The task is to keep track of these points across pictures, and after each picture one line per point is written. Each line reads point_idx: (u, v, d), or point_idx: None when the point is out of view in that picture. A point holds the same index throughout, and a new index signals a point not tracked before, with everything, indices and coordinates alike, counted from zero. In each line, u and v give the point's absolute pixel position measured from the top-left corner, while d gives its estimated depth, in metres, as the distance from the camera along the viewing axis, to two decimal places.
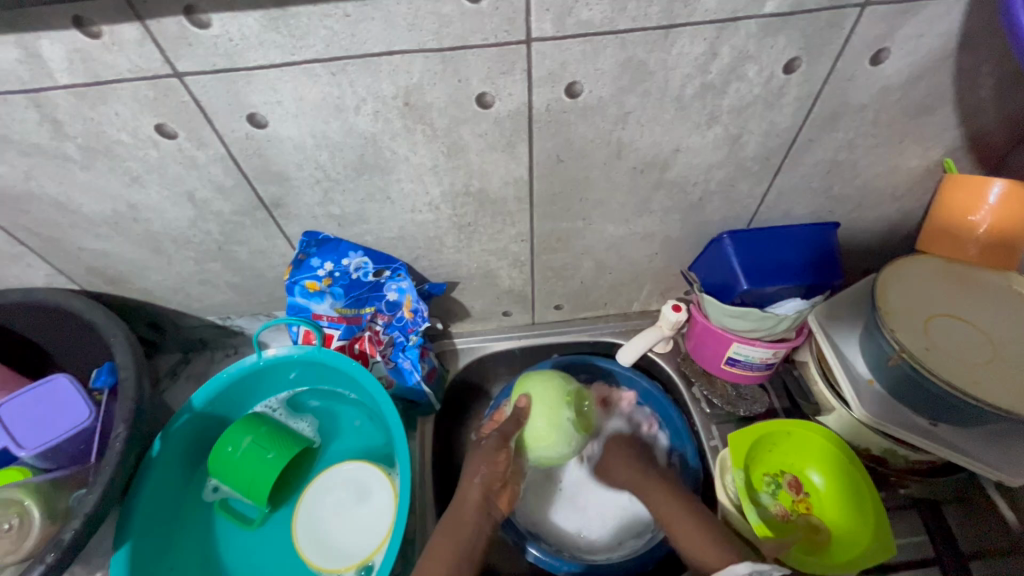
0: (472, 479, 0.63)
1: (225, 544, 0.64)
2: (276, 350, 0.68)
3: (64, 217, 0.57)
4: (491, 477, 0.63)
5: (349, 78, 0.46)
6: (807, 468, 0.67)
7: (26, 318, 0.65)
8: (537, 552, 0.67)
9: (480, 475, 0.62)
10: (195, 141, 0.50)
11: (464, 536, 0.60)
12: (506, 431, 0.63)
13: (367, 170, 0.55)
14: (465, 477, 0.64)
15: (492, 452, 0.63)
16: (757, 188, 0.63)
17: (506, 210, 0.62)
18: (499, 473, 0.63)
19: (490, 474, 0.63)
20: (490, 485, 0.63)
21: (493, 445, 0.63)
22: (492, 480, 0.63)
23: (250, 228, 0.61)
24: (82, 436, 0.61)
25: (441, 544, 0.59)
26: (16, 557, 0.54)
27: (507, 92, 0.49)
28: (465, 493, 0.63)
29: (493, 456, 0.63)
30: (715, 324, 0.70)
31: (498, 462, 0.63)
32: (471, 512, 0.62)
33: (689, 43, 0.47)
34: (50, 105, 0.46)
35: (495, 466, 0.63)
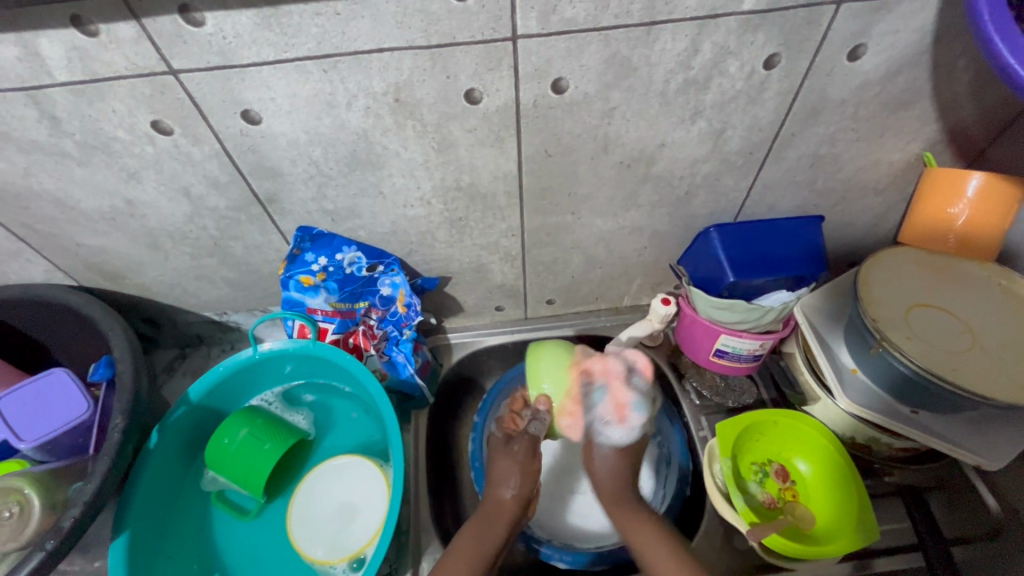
0: (505, 487, 0.63)
1: (222, 534, 0.65)
2: (270, 344, 0.70)
3: (62, 213, 0.58)
4: (528, 484, 0.64)
5: (341, 75, 0.47)
6: (794, 457, 0.69)
7: (25, 313, 0.66)
8: (547, 550, 0.67)
9: (516, 482, 0.63)
10: (191, 138, 0.51)
11: (494, 544, 0.59)
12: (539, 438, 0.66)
13: (360, 165, 0.56)
14: (494, 484, 0.64)
15: (526, 457, 0.64)
16: (742, 181, 0.65)
17: (497, 204, 0.63)
18: (531, 480, 0.64)
19: (523, 479, 0.63)
20: (523, 491, 0.63)
21: (526, 451, 0.65)
22: (525, 487, 0.63)
23: (245, 223, 0.62)
24: (80, 429, 0.62)
25: (465, 545, 0.59)
26: (16, 545, 0.53)
27: (495, 88, 0.50)
28: (498, 500, 0.63)
29: (528, 461, 0.64)
30: (703, 317, 0.72)
31: (532, 471, 0.64)
32: (503, 521, 0.61)
33: (671, 39, 0.48)
34: (48, 102, 0.47)
35: (529, 471, 0.64)
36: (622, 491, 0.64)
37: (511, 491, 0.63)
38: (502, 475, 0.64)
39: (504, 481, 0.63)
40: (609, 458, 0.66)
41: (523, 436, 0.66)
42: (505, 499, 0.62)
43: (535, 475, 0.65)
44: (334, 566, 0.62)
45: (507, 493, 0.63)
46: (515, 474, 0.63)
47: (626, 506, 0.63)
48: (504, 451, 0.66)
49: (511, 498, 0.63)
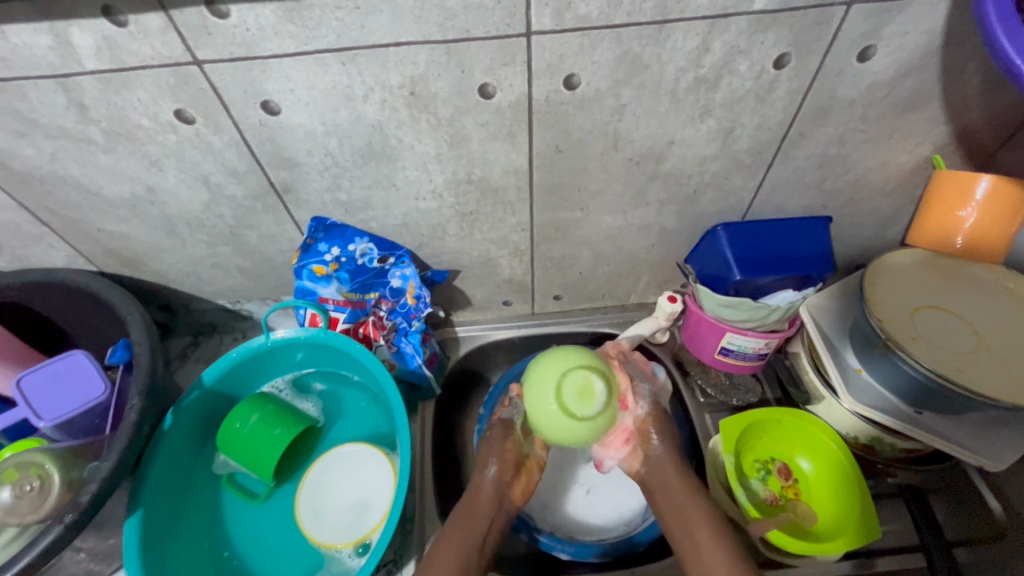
0: (485, 467, 0.64)
1: (231, 517, 0.67)
2: (283, 332, 0.71)
3: (85, 199, 0.60)
4: (507, 466, 0.64)
5: (359, 68, 0.49)
6: (796, 455, 0.69)
7: (46, 296, 0.68)
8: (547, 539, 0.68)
9: (495, 462, 0.64)
10: (212, 127, 0.53)
11: (478, 530, 0.59)
12: (511, 420, 0.68)
13: (375, 157, 0.57)
14: (478, 468, 0.65)
15: (501, 442, 0.66)
16: (750, 181, 0.66)
17: (507, 199, 0.64)
18: (510, 461, 0.64)
19: (502, 460, 0.64)
20: (504, 471, 0.63)
21: (499, 433, 0.67)
22: (504, 467, 0.63)
23: (261, 213, 0.63)
24: (97, 410, 0.63)
25: (454, 533, 0.59)
26: (36, 517, 0.54)
27: (508, 83, 0.51)
28: (479, 482, 0.63)
29: (501, 442, 0.66)
30: (709, 315, 0.72)
31: (510, 452, 0.65)
32: (485, 503, 0.62)
33: (682, 38, 0.49)
34: (77, 90, 0.48)
35: (506, 454, 0.64)
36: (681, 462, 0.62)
37: (490, 470, 0.63)
38: (483, 457, 0.65)
39: (485, 461, 0.64)
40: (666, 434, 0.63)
41: (495, 423, 0.69)
42: (485, 480, 0.63)
43: (514, 455, 0.65)
44: (340, 550, 0.63)
45: (487, 475, 0.63)
46: (492, 456, 0.64)
47: (686, 478, 0.61)
48: (485, 440, 0.67)
49: (491, 480, 0.63)
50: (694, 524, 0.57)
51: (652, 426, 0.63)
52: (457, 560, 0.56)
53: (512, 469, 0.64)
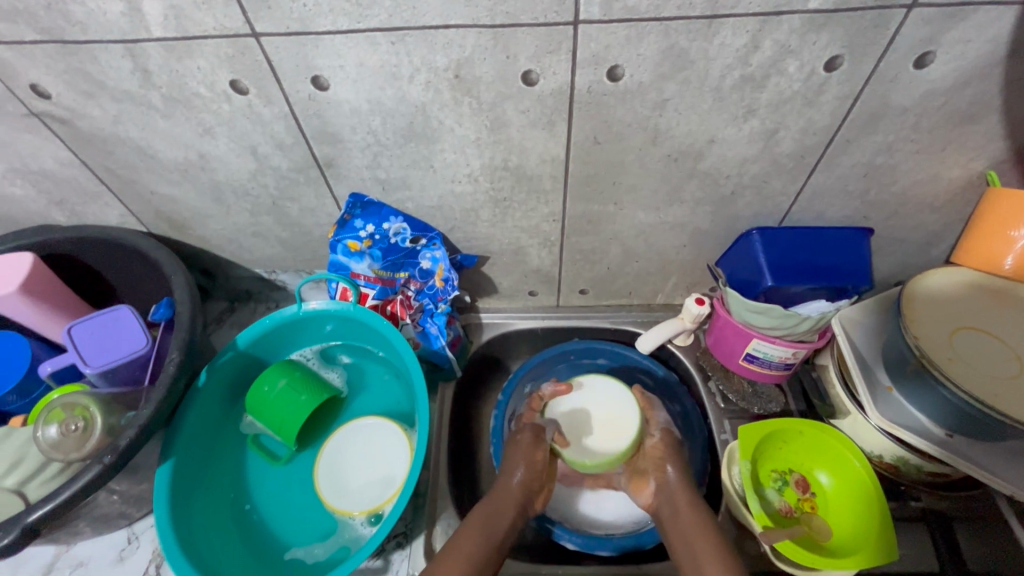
0: (512, 474, 0.67)
1: (254, 476, 0.70)
2: (316, 303, 0.73)
3: (141, 161, 0.63)
4: (531, 472, 0.67)
5: (407, 48, 0.50)
6: (815, 469, 0.68)
7: (98, 251, 0.71)
8: (556, 530, 0.69)
9: (520, 468, 0.67)
10: (264, 99, 0.55)
11: (495, 527, 0.61)
12: (544, 427, 0.71)
13: (415, 137, 0.59)
14: (504, 473, 0.67)
15: (529, 448, 0.69)
16: (791, 186, 0.64)
17: (541, 187, 0.65)
18: (536, 470, 0.68)
19: (529, 467, 0.67)
20: (528, 477, 0.66)
21: (530, 440, 0.70)
22: (529, 474, 0.67)
23: (303, 185, 0.66)
24: (137, 362, 0.67)
25: (472, 526, 0.60)
26: (79, 455, 0.58)
27: (552, 71, 0.52)
28: (505, 485, 0.66)
29: (531, 450, 0.69)
30: (737, 320, 0.72)
31: (535, 460, 0.68)
32: (510, 505, 0.64)
33: (731, 34, 0.49)
34: (143, 56, 0.51)
35: (533, 461, 0.68)
36: (695, 493, 0.64)
37: (517, 476, 0.66)
38: (510, 462, 0.68)
39: (511, 467, 0.67)
40: (678, 461, 0.68)
41: (525, 429, 0.71)
42: (511, 484, 0.65)
43: (540, 465, 0.68)
44: (352, 518, 0.65)
45: (513, 479, 0.66)
46: (520, 464, 0.67)
47: (701, 505, 0.62)
48: (513, 443, 0.71)
49: (517, 484, 0.66)
50: (696, 542, 0.58)
51: (669, 459, 0.68)
52: (472, 550, 0.58)
53: (535, 480, 0.67)
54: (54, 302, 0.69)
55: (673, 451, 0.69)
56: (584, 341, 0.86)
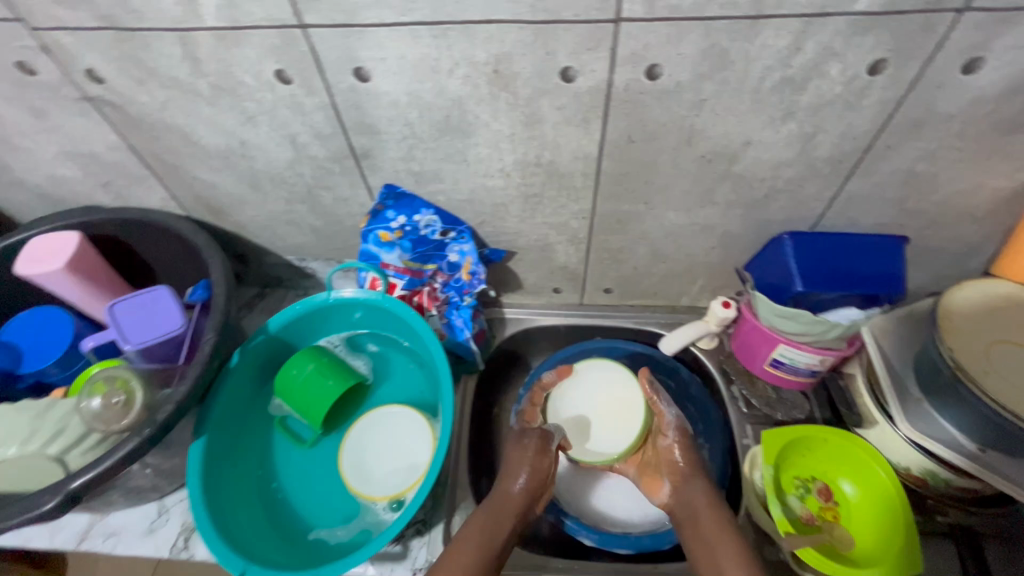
0: (514, 479, 0.65)
1: (281, 456, 0.71)
2: (346, 292, 0.74)
3: (185, 147, 0.65)
4: (535, 478, 0.66)
5: (448, 42, 0.51)
6: (839, 478, 0.67)
7: (139, 233, 0.74)
8: (568, 521, 0.70)
9: (524, 474, 0.65)
10: (306, 89, 0.56)
11: (499, 533, 0.60)
12: (551, 434, 0.70)
13: (451, 131, 0.59)
14: (505, 477, 0.66)
15: (536, 453, 0.67)
16: (826, 191, 0.64)
17: (572, 184, 0.65)
18: (540, 474, 0.66)
19: (532, 474, 0.66)
20: (531, 483, 0.65)
21: (537, 446, 0.68)
22: (533, 480, 0.65)
23: (338, 175, 0.67)
24: (172, 341, 0.69)
25: (474, 531, 0.59)
26: (121, 427, 0.60)
27: (590, 68, 0.52)
28: (506, 491, 0.64)
29: (539, 456, 0.67)
30: (764, 324, 0.72)
31: (540, 465, 0.67)
32: (512, 510, 0.63)
33: (774, 35, 0.48)
34: (194, 44, 0.52)
35: (538, 466, 0.66)
36: (711, 495, 0.63)
37: (519, 483, 0.65)
38: (512, 468, 0.66)
39: (513, 473, 0.66)
40: (690, 461, 0.67)
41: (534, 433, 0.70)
42: (512, 490, 0.64)
43: (544, 471, 0.67)
44: (375, 502, 0.66)
45: (516, 485, 0.65)
46: (525, 468, 0.66)
47: (717, 510, 0.61)
48: (519, 444, 0.69)
49: (518, 491, 0.64)
50: (719, 551, 0.57)
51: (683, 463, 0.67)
52: (479, 554, 0.57)
53: (538, 485, 0.66)
54: (97, 281, 0.71)
55: (687, 451, 0.68)
56: (606, 339, 0.87)
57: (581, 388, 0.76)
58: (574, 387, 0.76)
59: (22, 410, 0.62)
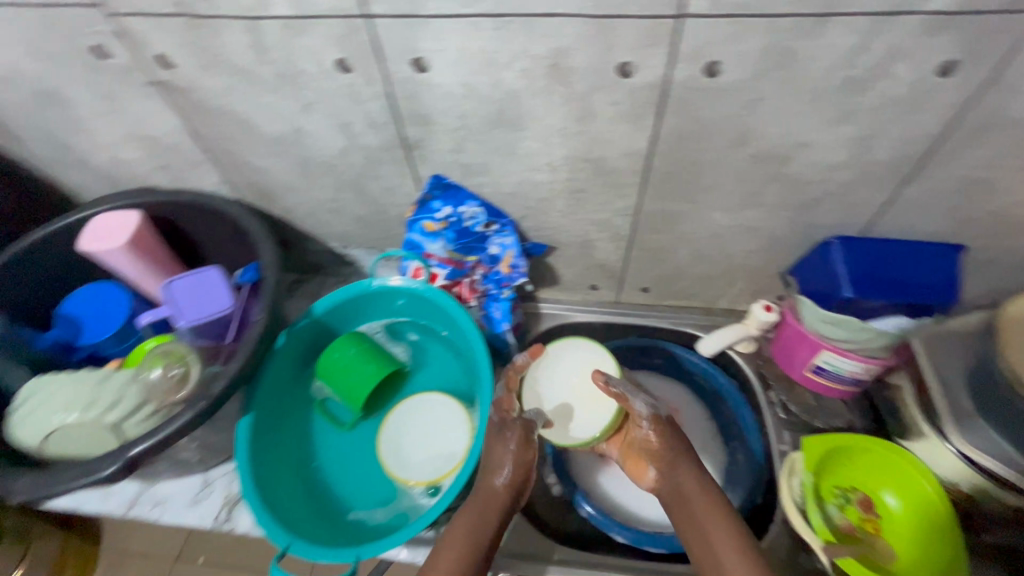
0: (497, 474, 0.60)
1: (320, 437, 0.73)
2: (399, 279, 0.75)
3: (243, 132, 0.67)
4: (519, 472, 0.61)
5: (509, 35, 0.51)
6: (881, 489, 0.66)
7: (193, 215, 0.76)
8: (590, 510, 0.72)
9: (506, 470, 0.60)
10: (365, 79, 0.57)
11: (486, 532, 0.56)
12: (533, 422, 0.63)
13: (503, 123, 0.60)
14: (486, 471, 0.61)
15: (518, 446, 0.62)
16: (880, 196, 0.62)
17: (619, 180, 0.65)
18: (524, 468, 0.61)
19: (514, 468, 0.60)
20: (515, 478, 0.60)
21: (520, 439, 0.62)
22: (516, 473, 0.60)
23: (387, 164, 0.68)
24: (222, 320, 0.71)
25: (459, 530, 0.56)
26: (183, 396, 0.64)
27: (648, 63, 0.52)
28: (489, 487, 0.60)
29: (522, 450, 0.62)
30: (807, 329, 0.70)
31: (524, 457, 0.61)
32: (499, 507, 0.59)
33: (840, 34, 0.48)
34: (261, 32, 0.54)
35: (522, 460, 0.61)
36: (705, 488, 0.57)
37: (503, 478, 0.60)
38: (494, 462, 0.61)
39: (495, 468, 0.61)
40: (675, 449, 0.60)
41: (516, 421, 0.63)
42: (495, 488, 0.60)
43: (527, 464, 0.61)
44: (411, 487, 0.67)
45: (499, 481, 0.60)
46: (507, 461, 0.61)
47: (714, 505, 0.55)
48: (498, 438, 0.63)
49: (502, 486, 0.60)
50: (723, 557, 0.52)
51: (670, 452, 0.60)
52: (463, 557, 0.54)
53: (523, 479, 0.61)
54: (152, 260, 0.74)
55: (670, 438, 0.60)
56: (642, 338, 0.87)
57: (556, 370, 0.68)
58: (547, 368, 0.68)
59: (81, 379, 0.65)
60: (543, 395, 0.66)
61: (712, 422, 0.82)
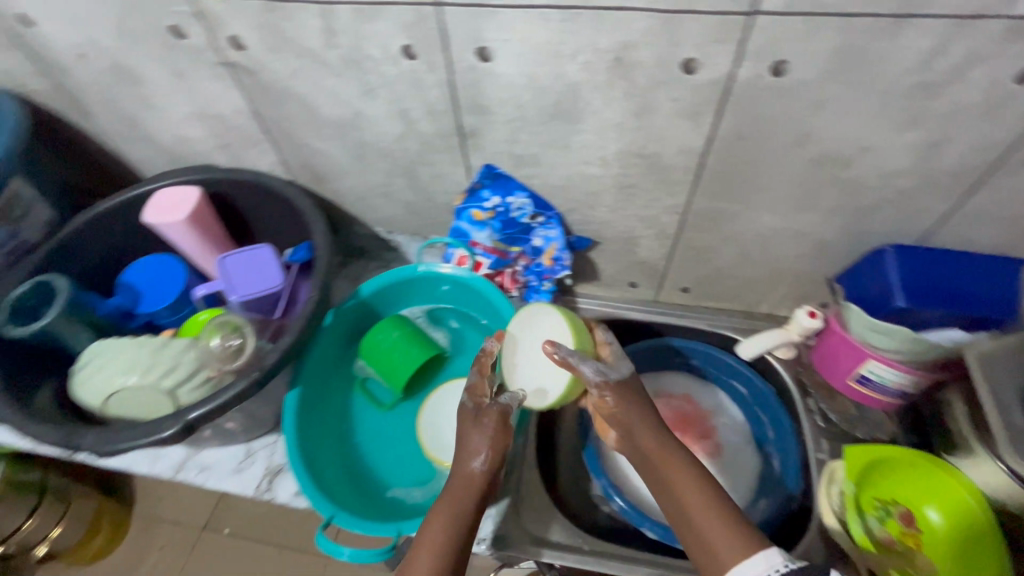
0: (473, 459, 0.57)
1: (361, 416, 0.75)
2: (449, 268, 0.77)
3: (304, 115, 0.69)
4: (495, 455, 0.57)
5: (576, 27, 0.52)
6: (925, 505, 0.64)
7: (248, 194, 0.79)
8: (622, 505, 0.71)
9: (483, 455, 0.57)
10: (428, 66, 0.58)
11: (467, 516, 0.53)
12: (509, 406, 0.60)
13: (560, 116, 0.61)
14: (462, 458, 0.57)
15: (495, 430, 0.59)
16: (941, 205, 0.61)
17: (670, 178, 0.65)
18: (499, 451, 0.58)
19: (491, 452, 0.57)
20: (492, 464, 0.57)
21: (497, 424, 0.59)
22: (493, 457, 0.57)
23: (441, 152, 0.69)
24: (271, 296, 0.74)
25: (440, 516, 0.53)
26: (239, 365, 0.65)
27: (714, 60, 0.52)
28: (467, 472, 0.56)
29: (498, 433, 0.59)
30: (854, 338, 0.69)
31: (501, 442, 0.59)
32: (477, 492, 0.55)
33: (917, 36, 0.47)
34: (334, 17, 0.56)
35: (499, 443, 0.58)
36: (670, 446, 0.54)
37: (479, 462, 0.56)
38: (471, 448, 0.58)
39: (472, 451, 0.57)
40: (633, 411, 0.57)
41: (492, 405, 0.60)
42: (473, 473, 0.56)
43: (503, 446, 0.58)
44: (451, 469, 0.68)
45: (476, 466, 0.56)
46: (484, 447, 0.57)
47: (680, 464, 0.52)
48: (474, 424, 0.60)
49: (480, 472, 0.56)
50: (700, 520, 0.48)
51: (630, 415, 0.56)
52: (445, 542, 0.51)
53: (500, 460, 0.58)
54: (208, 236, 0.77)
55: (627, 399, 0.57)
56: (683, 342, 0.85)
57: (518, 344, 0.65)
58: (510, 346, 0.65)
59: (140, 344, 0.67)
60: (504, 369, 0.64)
61: (748, 428, 0.81)
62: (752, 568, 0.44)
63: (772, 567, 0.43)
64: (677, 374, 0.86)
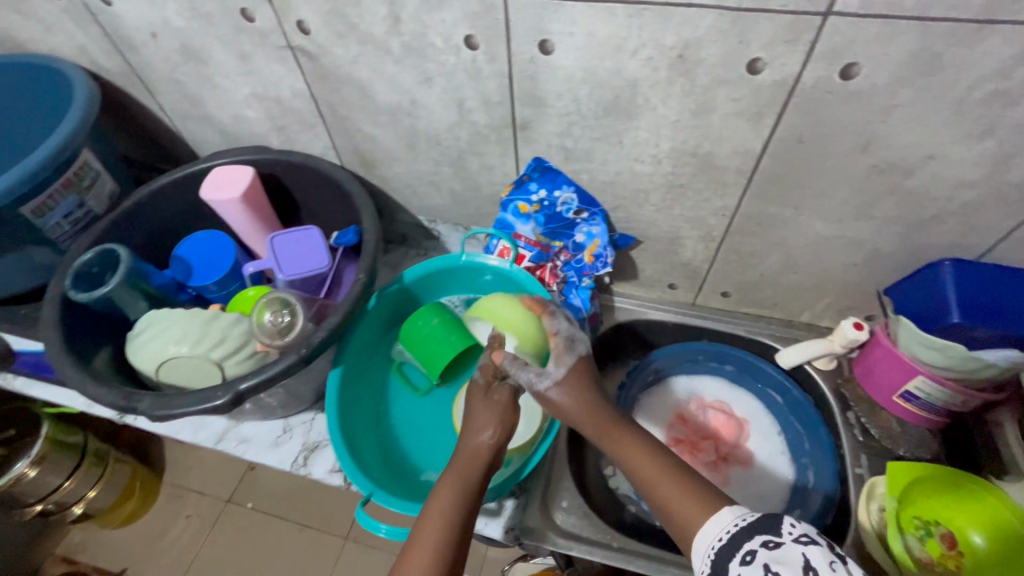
0: (482, 433, 0.58)
1: (398, 399, 0.76)
2: (498, 261, 0.78)
3: (360, 100, 0.70)
4: (502, 431, 0.58)
5: (641, 23, 0.52)
6: (967, 528, 0.61)
7: (300, 177, 0.81)
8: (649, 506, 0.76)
9: (490, 429, 0.58)
10: (488, 56, 0.59)
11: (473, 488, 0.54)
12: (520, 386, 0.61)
13: (616, 111, 0.61)
14: (470, 432, 0.58)
15: (504, 407, 0.59)
16: (1007, 220, 0.59)
17: (722, 179, 0.65)
18: (504, 428, 0.58)
19: (500, 427, 0.58)
20: (498, 437, 0.58)
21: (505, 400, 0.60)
22: (503, 432, 0.58)
23: (491, 143, 0.70)
24: (316, 277, 0.75)
25: (449, 486, 0.54)
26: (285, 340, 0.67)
27: (781, 61, 0.51)
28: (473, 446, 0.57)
29: (505, 409, 0.59)
30: (902, 352, 0.68)
31: (511, 419, 0.59)
32: (482, 464, 0.56)
33: (999, 43, 0.45)
34: (400, 5, 0.57)
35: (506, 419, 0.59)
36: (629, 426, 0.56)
37: (487, 435, 0.57)
38: (477, 422, 0.59)
39: (479, 426, 0.58)
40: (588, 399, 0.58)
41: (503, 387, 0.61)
42: (480, 446, 0.57)
43: (509, 418, 0.59)
44: None
45: (482, 440, 0.57)
46: (492, 422, 0.58)
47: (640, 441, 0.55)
48: (485, 398, 0.60)
49: (487, 446, 0.57)
50: (666, 492, 0.51)
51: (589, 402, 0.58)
52: (453, 514, 0.52)
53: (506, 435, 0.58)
54: (260, 214, 0.79)
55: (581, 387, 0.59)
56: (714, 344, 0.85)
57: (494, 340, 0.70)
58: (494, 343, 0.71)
59: (192, 315, 0.69)
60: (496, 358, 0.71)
61: (783, 439, 0.80)
62: (710, 531, 0.46)
63: (723, 526, 0.46)
64: (713, 379, 0.85)
